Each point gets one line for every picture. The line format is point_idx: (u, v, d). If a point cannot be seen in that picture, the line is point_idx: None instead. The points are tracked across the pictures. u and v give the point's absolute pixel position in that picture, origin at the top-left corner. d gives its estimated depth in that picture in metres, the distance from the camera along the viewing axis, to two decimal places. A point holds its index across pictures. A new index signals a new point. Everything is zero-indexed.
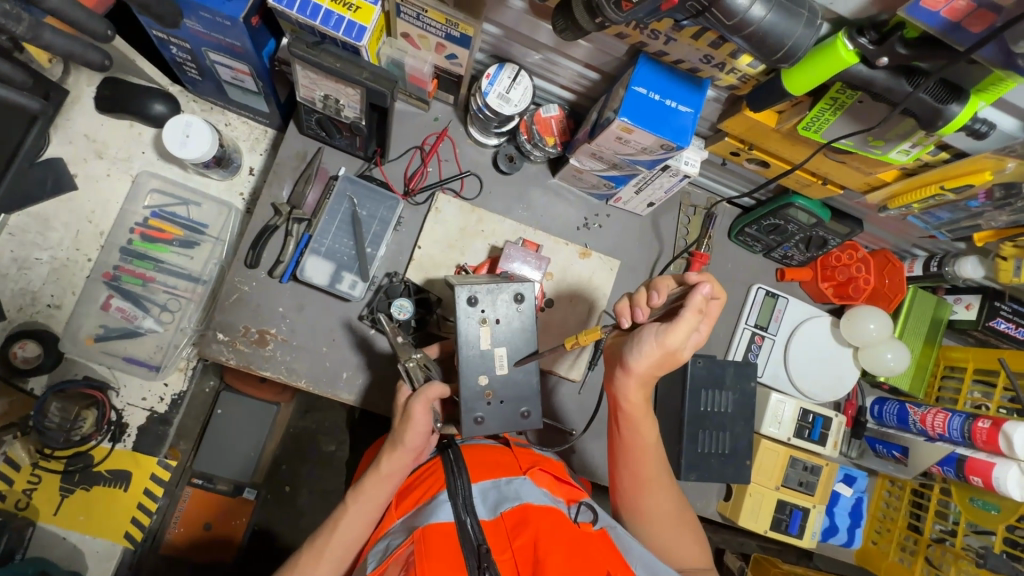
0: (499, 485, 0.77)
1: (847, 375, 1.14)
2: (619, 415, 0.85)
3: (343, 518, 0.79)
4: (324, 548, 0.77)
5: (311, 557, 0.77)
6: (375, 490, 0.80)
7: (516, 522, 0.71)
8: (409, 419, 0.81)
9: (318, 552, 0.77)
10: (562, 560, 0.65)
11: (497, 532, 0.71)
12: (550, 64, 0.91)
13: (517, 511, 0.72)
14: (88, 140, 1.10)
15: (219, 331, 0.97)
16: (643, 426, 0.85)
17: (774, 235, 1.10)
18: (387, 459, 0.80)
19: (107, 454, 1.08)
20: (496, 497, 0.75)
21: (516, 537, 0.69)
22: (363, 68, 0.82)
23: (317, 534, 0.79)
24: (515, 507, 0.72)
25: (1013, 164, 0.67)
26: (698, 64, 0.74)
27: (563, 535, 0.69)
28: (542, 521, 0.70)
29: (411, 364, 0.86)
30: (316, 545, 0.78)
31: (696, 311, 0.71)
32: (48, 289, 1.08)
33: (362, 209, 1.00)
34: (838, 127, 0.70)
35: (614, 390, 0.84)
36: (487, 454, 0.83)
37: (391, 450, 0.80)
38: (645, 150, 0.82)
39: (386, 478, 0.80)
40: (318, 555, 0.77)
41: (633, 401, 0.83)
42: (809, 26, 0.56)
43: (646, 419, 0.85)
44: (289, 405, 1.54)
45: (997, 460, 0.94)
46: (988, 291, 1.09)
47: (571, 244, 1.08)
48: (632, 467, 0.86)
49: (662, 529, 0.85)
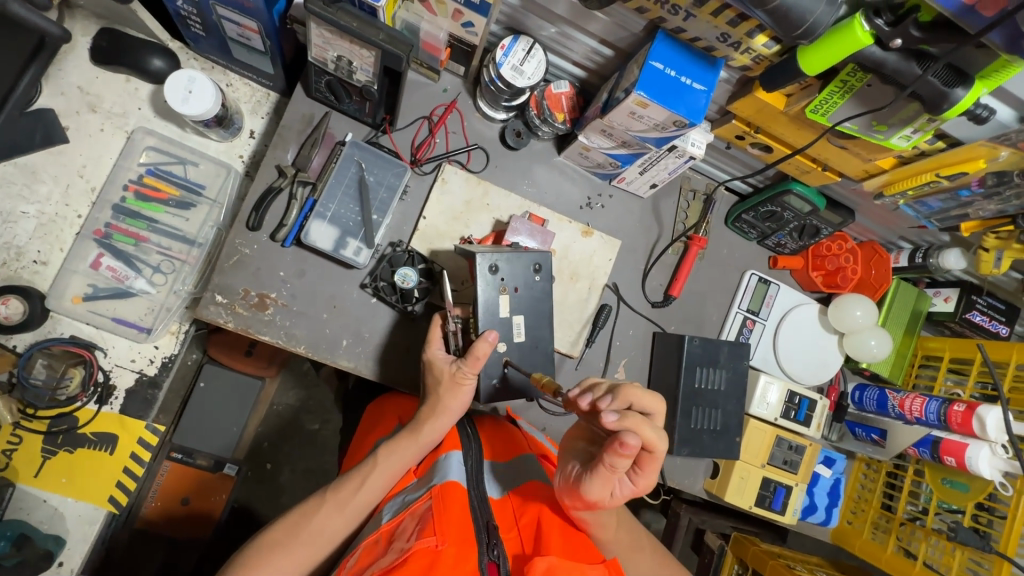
0: (512, 467, 0.82)
1: (831, 360, 1.19)
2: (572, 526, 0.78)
3: (371, 471, 0.78)
4: (349, 497, 0.76)
5: (333, 507, 0.75)
6: (408, 451, 0.80)
7: (522, 500, 0.75)
8: (455, 385, 0.82)
9: (343, 501, 0.76)
10: (561, 537, 0.67)
11: (505, 510, 0.75)
12: (564, 38, 0.92)
13: (525, 491, 0.77)
14: (82, 93, 1.07)
15: (217, 293, 0.95)
16: (600, 530, 0.78)
17: (770, 223, 1.13)
18: (429, 423, 0.81)
19: (93, 416, 1.06)
20: (507, 478, 0.80)
21: (521, 513, 0.73)
22: (379, 29, 0.81)
23: (343, 482, 0.78)
24: (526, 484, 0.78)
25: (1007, 153, 0.70)
26: (714, 43, 0.76)
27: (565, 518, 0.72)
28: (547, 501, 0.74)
29: (454, 327, 0.87)
30: (342, 493, 0.76)
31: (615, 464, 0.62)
32: (35, 245, 1.04)
33: (370, 175, 0.99)
34: (845, 110, 0.73)
35: None
36: (502, 433, 0.90)
37: (432, 414, 0.81)
38: (657, 126, 0.84)
39: (423, 441, 0.81)
40: (342, 504, 0.76)
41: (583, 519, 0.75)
42: (830, 4, 0.58)
43: (600, 521, 0.77)
44: (275, 379, 1.52)
45: (971, 440, 0.99)
46: (965, 285, 1.15)
47: (574, 222, 1.09)
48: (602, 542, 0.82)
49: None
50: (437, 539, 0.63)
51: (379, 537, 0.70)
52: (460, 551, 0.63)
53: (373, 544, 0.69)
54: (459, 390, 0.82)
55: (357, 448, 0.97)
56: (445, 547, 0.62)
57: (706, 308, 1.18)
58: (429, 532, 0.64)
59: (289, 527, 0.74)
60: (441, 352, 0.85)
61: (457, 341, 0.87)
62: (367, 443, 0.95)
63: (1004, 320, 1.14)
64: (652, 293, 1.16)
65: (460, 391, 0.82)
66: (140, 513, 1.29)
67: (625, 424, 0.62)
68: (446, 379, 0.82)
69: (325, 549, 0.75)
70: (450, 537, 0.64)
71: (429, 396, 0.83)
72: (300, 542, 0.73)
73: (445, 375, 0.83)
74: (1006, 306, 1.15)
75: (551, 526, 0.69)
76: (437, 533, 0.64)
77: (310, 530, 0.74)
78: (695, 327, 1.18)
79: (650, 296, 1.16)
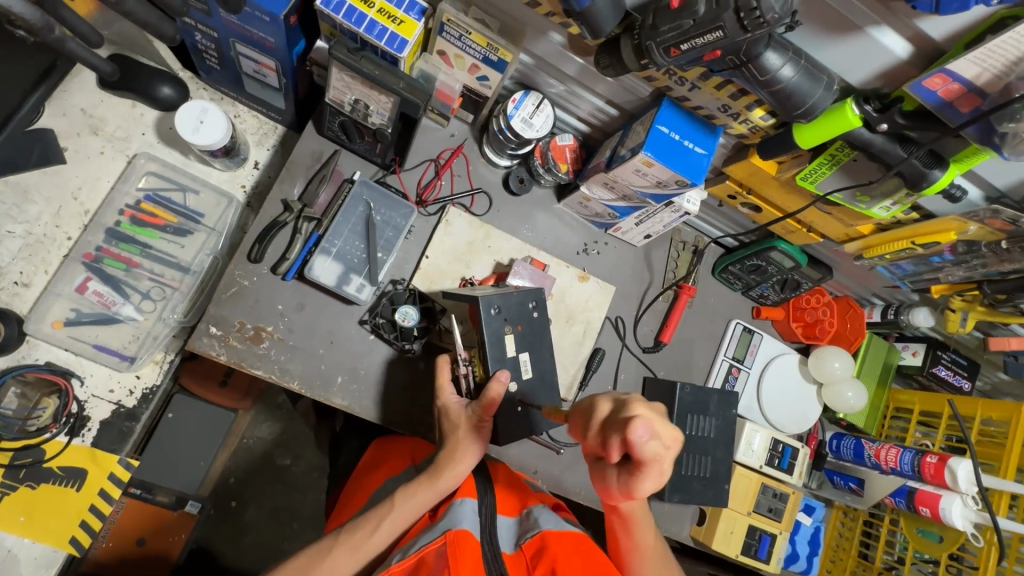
0: (523, 521, 0.81)
1: (811, 410, 1.23)
2: (616, 521, 0.82)
3: (387, 515, 0.76)
4: (362, 542, 0.75)
5: (345, 550, 0.74)
6: (426, 496, 0.78)
7: (535, 551, 0.74)
8: (471, 428, 0.82)
9: (356, 545, 0.74)
10: None
11: (518, 565, 0.74)
12: (572, 95, 0.98)
13: (537, 540, 0.75)
14: (85, 115, 1.06)
15: (213, 325, 0.93)
16: (641, 532, 0.82)
17: (755, 276, 1.19)
18: (449, 469, 0.80)
19: (61, 449, 0.99)
20: (519, 531, 0.79)
21: (536, 564, 0.72)
22: (400, 77, 0.85)
23: (358, 524, 0.76)
24: (535, 537, 0.75)
25: (975, 228, 0.77)
26: (715, 112, 0.82)
27: (584, 559, 0.72)
28: (561, 549, 0.73)
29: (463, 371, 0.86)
30: (356, 536, 0.75)
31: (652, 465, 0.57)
32: (18, 265, 1.00)
33: (377, 214, 1.00)
34: (833, 180, 0.79)
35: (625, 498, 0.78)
36: (514, 483, 0.88)
37: (451, 460, 0.80)
38: (659, 183, 0.88)
39: (441, 487, 0.79)
40: (355, 547, 0.74)
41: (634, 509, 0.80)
42: (827, 89, 0.64)
43: (643, 523, 0.82)
44: (247, 413, 1.46)
45: (944, 491, 1.03)
46: (932, 341, 1.22)
47: (572, 266, 1.12)
48: (635, 567, 0.83)
49: None
50: None
51: None
52: None
53: None
54: (474, 436, 0.82)
55: (360, 485, 0.96)
56: None
57: (694, 354, 1.22)
58: None
59: (298, 569, 0.72)
60: (454, 398, 0.86)
61: (467, 386, 0.87)
62: (374, 478, 0.95)
63: (967, 375, 1.21)
64: (644, 339, 1.19)
65: (477, 435, 0.82)
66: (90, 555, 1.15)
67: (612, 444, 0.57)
68: (465, 425, 0.82)
69: None
70: None
71: (444, 437, 0.83)
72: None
73: (461, 420, 0.83)
74: (969, 362, 1.23)
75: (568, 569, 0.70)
76: None
77: (320, 572, 0.72)
78: (684, 373, 1.21)
79: (641, 341, 1.18)
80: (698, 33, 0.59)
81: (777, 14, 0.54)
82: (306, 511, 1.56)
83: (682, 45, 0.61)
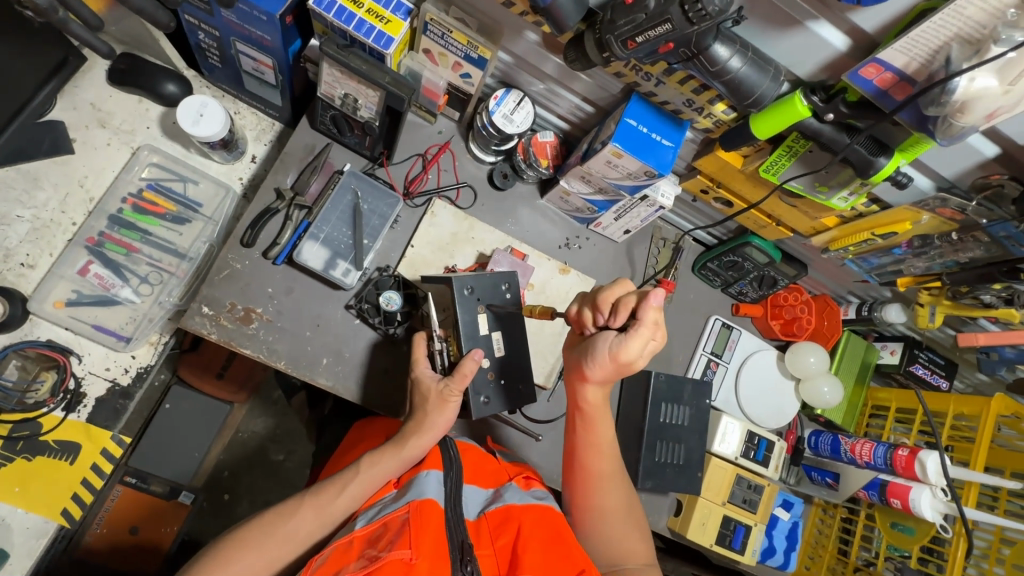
0: (494, 494, 0.82)
1: (788, 404, 1.25)
2: (575, 415, 0.88)
3: (353, 478, 0.80)
4: (329, 503, 0.78)
5: (312, 509, 0.77)
6: (391, 463, 0.82)
7: (499, 522, 0.75)
8: (441, 402, 0.86)
9: (323, 506, 0.78)
10: (540, 553, 0.71)
11: (480, 531, 0.75)
12: (551, 93, 1.03)
13: (501, 511, 0.77)
14: (94, 109, 1.12)
15: (204, 305, 0.98)
16: (598, 428, 0.87)
17: (732, 272, 1.22)
18: (414, 438, 0.83)
19: (57, 424, 1.04)
20: (486, 501, 0.81)
21: (499, 535, 0.74)
22: (385, 72, 0.91)
23: (325, 486, 0.80)
24: (499, 507, 0.77)
25: (928, 217, 0.81)
26: (681, 107, 0.86)
27: (547, 528, 0.75)
28: (525, 517, 0.75)
29: (438, 349, 0.92)
30: (322, 497, 0.78)
31: (651, 324, 0.74)
32: (25, 248, 1.06)
33: (364, 203, 1.05)
34: (792, 171, 0.83)
35: (575, 392, 0.86)
36: (482, 460, 0.89)
37: (419, 430, 0.84)
38: (630, 175, 0.93)
39: (406, 455, 0.83)
40: (321, 508, 0.77)
41: (591, 402, 0.86)
42: (774, 80, 0.68)
43: (604, 422, 0.87)
44: (241, 403, 1.50)
45: (914, 483, 1.05)
46: (908, 339, 1.24)
47: (553, 259, 1.16)
48: (586, 465, 0.87)
49: (611, 522, 0.85)
50: (412, 552, 0.66)
51: (352, 540, 0.72)
52: (434, 566, 0.67)
53: (345, 549, 0.71)
54: (443, 409, 0.86)
55: (338, 462, 0.99)
56: (420, 561, 0.66)
57: (673, 348, 1.25)
58: (404, 544, 0.67)
59: (266, 525, 0.75)
60: (428, 372, 0.90)
61: (442, 361, 0.92)
62: (351, 455, 0.97)
63: (944, 374, 1.23)
64: None
65: (446, 409, 0.85)
66: (83, 541, 1.20)
67: (622, 309, 0.76)
68: (433, 398, 0.86)
69: (297, 551, 0.76)
70: (425, 551, 0.67)
71: (416, 410, 0.87)
72: (274, 541, 0.75)
73: (432, 393, 0.87)
74: (945, 361, 1.25)
75: (528, 544, 0.72)
76: (412, 546, 0.67)
77: (286, 530, 0.75)
78: (663, 367, 1.23)
79: None
80: (650, 26, 0.64)
81: (717, 7, 0.59)
82: None
83: (638, 38, 0.66)
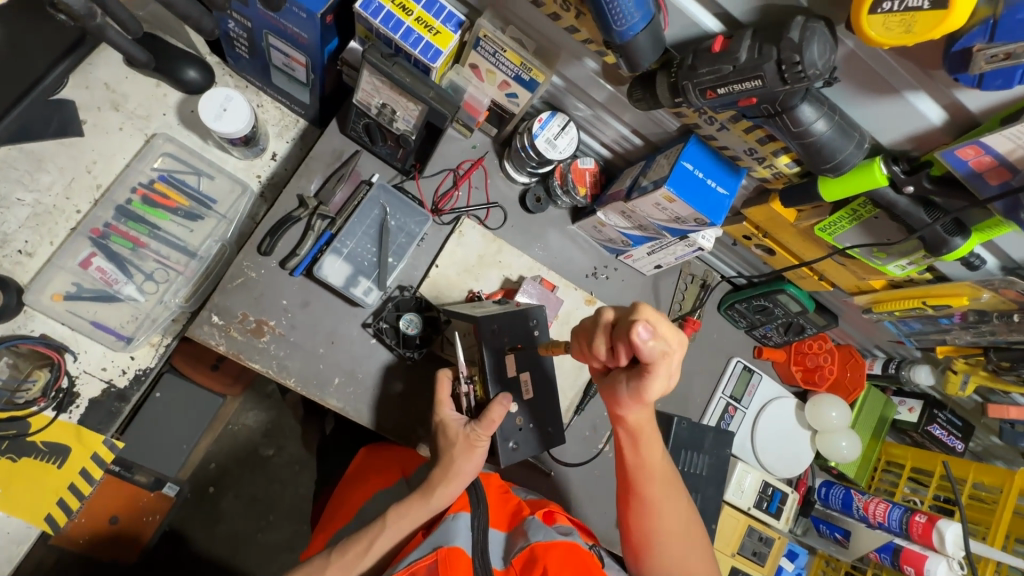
0: (514, 535, 0.79)
1: (804, 453, 1.23)
2: (623, 436, 0.80)
3: (380, 532, 0.78)
4: (356, 562, 0.77)
5: (338, 571, 0.76)
6: (417, 514, 0.79)
7: (525, 566, 0.73)
8: (468, 447, 0.81)
9: (348, 565, 0.77)
10: None
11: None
12: (597, 120, 0.98)
13: (525, 555, 0.73)
14: (107, 90, 1.05)
15: (215, 313, 0.92)
16: (648, 449, 0.80)
17: (760, 316, 1.18)
18: (441, 487, 0.80)
19: (46, 424, 0.97)
20: (509, 546, 0.77)
21: None
22: (430, 87, 0.85)
23: (349, 544, 0.78)
24: (524, 551, 0.74)
25: (988, 295, 0.78)
26: (741, 154, 0.81)
27: (574, 567, 0.72)
28: (552, 557, 0.71)
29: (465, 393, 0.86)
30: (347, 557, 0.77)
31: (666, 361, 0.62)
32: (23, 234, 0.99)
33: (392, 219, 0.99)
34: (851, 234, 0.80)
35: (617, 415, 0.77)
36: (503, 498, 0.87)
37: (445, 478, 0.80)
38: (677, 219, 0.88)
39: (432, 506, 0.80)
40: (347, 568, 0.77)
41: (635, 424, 0.77)
42: (858, 147, 0.64)
43: (652, 440, 0.80)
44: (234, 399, 1.44)
45: (930, 552, 1.03)
46: (929, 398, 1.22)
47: (580, 289, 1.12)
48: (641, 488, 0.81)
49: (673, 542, 0.82)
50: None
51: None
52: None
53: None
54: (471, 453, 0.81)
55: (349, 496, 0.96)
56: None
57: (693, 388, 1.21)
58: None
59: None
60: (454, 414, 0.85)
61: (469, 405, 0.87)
62: (364, 490, 0.95)
63: (960, 436, 1.19)
64: None
65: (472, 455, 0.81)
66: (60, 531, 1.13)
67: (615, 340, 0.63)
68: (460, 442, 0.81)
69: None
70: None
71: (439, 454, 0.82)
72: None
73: (459, 438, 0.82)
74: (964, 422, 1.21)
75: None
76: None
77: None
78: (680, 407, 1.20)
79: None
80: (737, 80, 0.59)
81: (817, 70, 0.55)
82: (284, 503, 1.54)
83: (719, 89, 0.61)
